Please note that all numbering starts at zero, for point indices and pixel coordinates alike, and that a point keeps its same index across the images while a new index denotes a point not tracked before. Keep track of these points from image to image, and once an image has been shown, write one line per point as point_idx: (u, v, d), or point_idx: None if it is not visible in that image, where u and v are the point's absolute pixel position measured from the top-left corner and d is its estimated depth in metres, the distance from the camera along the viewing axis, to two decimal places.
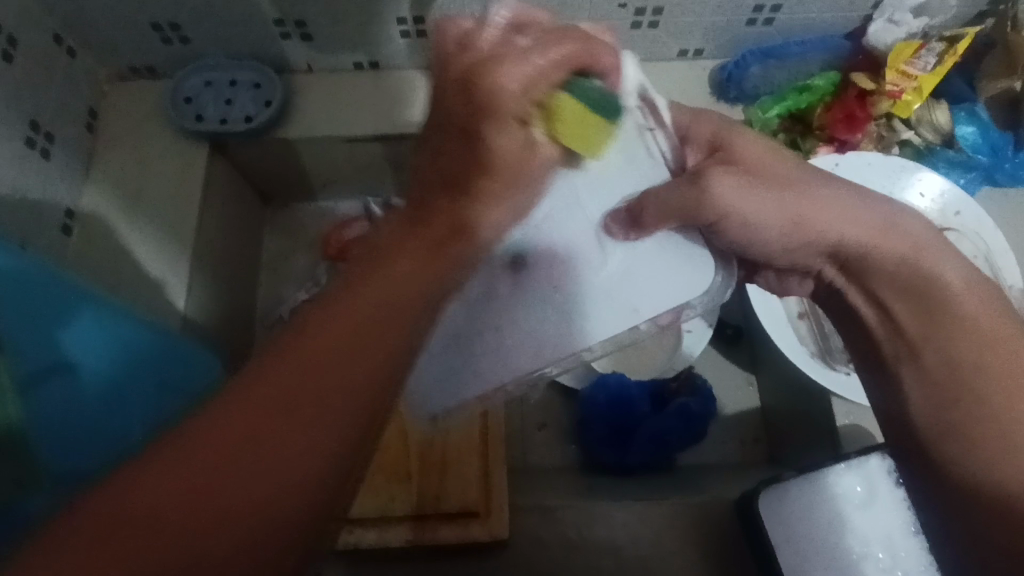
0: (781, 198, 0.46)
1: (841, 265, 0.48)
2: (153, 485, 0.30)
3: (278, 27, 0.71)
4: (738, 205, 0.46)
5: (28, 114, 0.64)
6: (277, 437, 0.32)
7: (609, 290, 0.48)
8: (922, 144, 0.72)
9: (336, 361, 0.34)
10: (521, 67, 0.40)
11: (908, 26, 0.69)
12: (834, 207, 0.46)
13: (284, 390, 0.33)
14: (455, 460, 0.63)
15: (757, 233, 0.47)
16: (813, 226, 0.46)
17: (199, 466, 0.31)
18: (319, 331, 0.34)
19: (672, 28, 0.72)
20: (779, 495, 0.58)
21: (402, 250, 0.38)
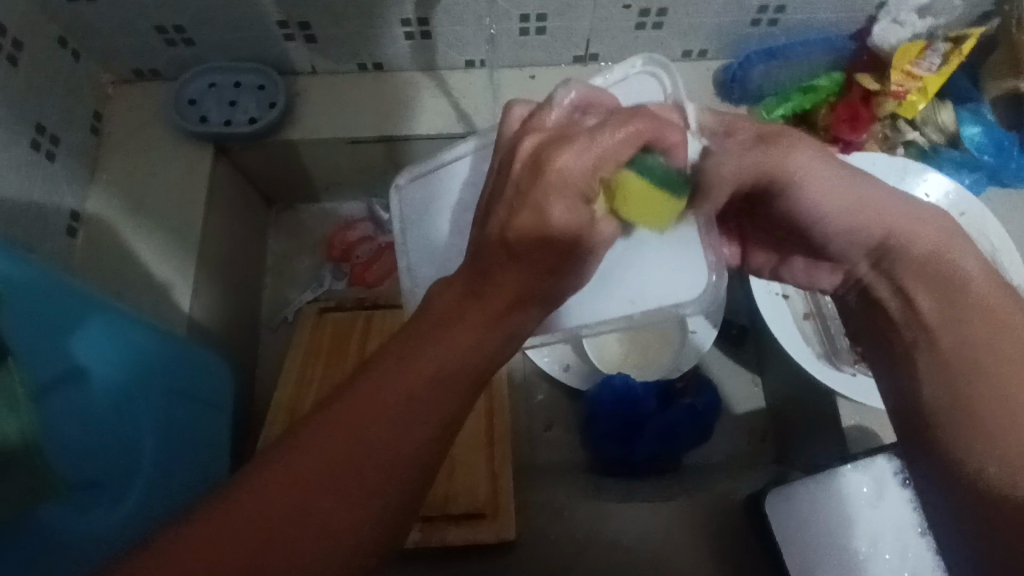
0: (854, 183, 0.45)
1: (876, 260, 0.46)
2: (222, 529, 0.31)
3: (282, 29, 0.71)
4: (811, 184, 0.45)
5: (33, 117, 0.64)
6: (345, 480, 0.32)
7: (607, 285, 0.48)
8: (927, 144, 0.72)
9: (383, 432, 0.33)
10: (584, 150, 0.38)
11: (912, 26, 0.69)
12: (889, 199, 0.45)
13: (351, 435, 0.33)
14: (462, 460, 0.64)
15: (811, 207, 0.46)
16: (872, 210, 0.45)
17: (242, 534, 0.31)
18: (365, 402, 0.33)
19: (676, 29, 0.72)
20: (787, 493, 0.59)
21: (451, 314, 0.36)
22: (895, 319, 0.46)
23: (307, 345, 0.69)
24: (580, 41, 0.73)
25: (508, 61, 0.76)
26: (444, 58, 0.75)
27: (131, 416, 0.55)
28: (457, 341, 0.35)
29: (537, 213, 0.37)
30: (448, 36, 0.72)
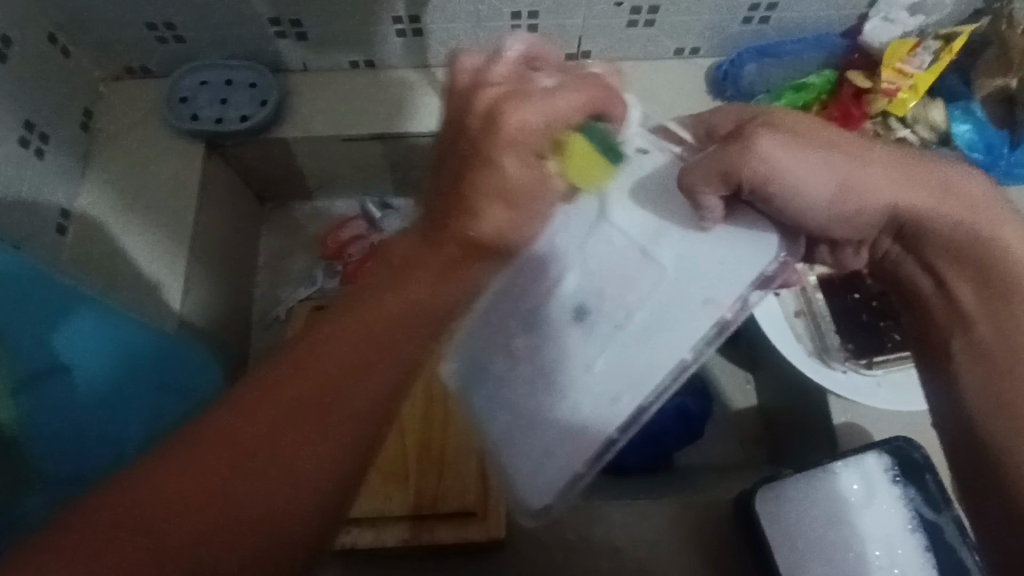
0: (829, 162, 0.42)
1: (898, 233, 0.44)
2: (177, 469, 0.32)
3: (274, 26, 0.71)
4: (786, 171, 0.41)
5: (23, 114, 0.64)
6: (304, 426, 0.34)
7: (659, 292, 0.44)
8: (918, 141, 0.71)
9: (349, 373, 0.36)
10: (538, 107, 0.40)
11: (903, 24, 0.70)
12: (878, 171, 0.42)
13: (308, 385, 0.35)
14: (452, 458, 0.64)
15: (801, 203, 0.42)
16: (859, 193, 0.42)
17: (213, 475, 0.33)
18: (333, 343, 0.37)
19: (668, 26, 0.72)
20: (775, 494, 0.59)
21: (405, 261, 0.40)
22: (930, 301, 0.45)
23: None
24: (573, 39, 0.73)
25: None
26: (436, 56, 0.75)
27: (119, 413, 0.54)
28: (407, 299, 0.39)
29: (496, 174, 0.40)
30: (440, 34, 0.72)
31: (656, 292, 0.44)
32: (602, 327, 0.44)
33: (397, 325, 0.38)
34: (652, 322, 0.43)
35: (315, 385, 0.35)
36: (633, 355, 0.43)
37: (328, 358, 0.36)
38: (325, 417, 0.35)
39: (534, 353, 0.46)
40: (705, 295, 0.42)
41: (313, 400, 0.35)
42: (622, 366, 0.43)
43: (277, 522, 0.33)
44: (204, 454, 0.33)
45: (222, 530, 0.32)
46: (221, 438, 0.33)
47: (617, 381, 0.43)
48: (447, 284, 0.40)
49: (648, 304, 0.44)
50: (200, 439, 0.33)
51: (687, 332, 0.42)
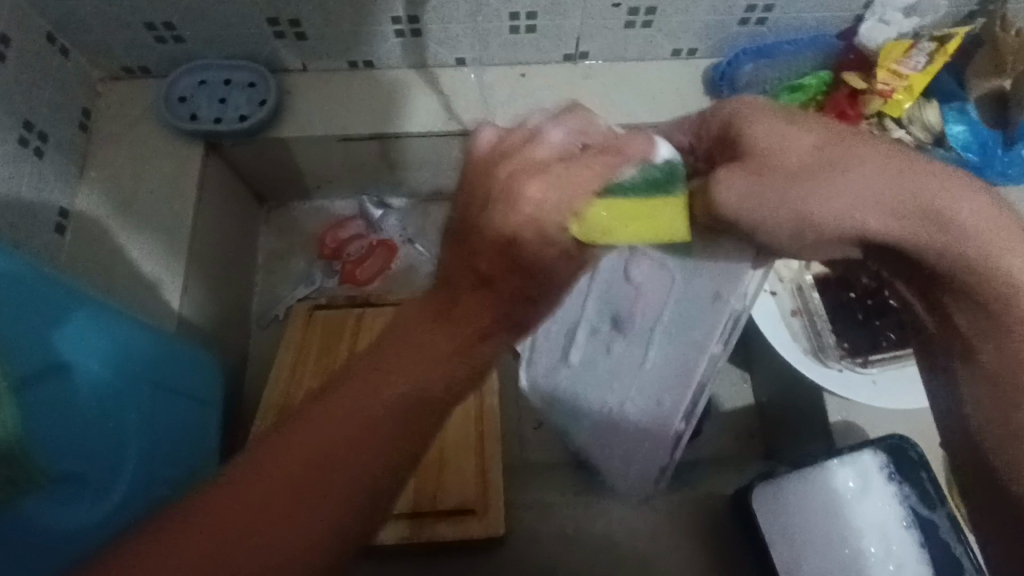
0: (791, 199, 0.39)
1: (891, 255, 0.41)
2: (171, 546, 0.34)
3: (272, 27, 0.71)
4: (744, 209, 0.39)
5: (22, 114, 0.64)
6: (302, 505, 0.36)
7: (666, 294, 0.56)
8: (913, 142, 0.72)
9: (358, 445, 0.37)
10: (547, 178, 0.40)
11: (898, 26, 0.70)
12: (856, 193, 0.38)
13: (309, 463, 0.37)
14: (454, 456, 0.64)
15: (767, 236, 0.41)
16: (827, 226, 0.39)
17: (213, 520, 0.35)
18: (347, 413, 0.38)
19: (665, 27, 0.72)
20: (774, 489, 0.59)
21: (423, 328, 0.40)
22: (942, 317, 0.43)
23: (296, 344, 0.69)
24: (570, 40, 0.74)
25: (500, 60, 0.76)
26: (434, 56, 0.75)
27: (118, 414, 0.54)
28: (405, 369, 0.39)
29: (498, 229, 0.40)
30: (438, 34, 0.72)
31: (667, 306, 0.57)
32: (633, 336, 0.61)
33: (399, 397, 0.38)
34: (674, 326, 0.57)
35: (316, 460, 0.37)
36: (668, 358, 0.58)
37: (323, 436, 0.37)
38: (319, 501, 0.36)
39: (593, 359, 0.65)
40: (714, 293, 0.51)
41: (318, 466, 0.36)
42: (653, 368, 0.60)
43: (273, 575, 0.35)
44: (212, 529, 0.35)
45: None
46: (227, 514, 0.35)
47: (645, 383, 0.61)
48: (463, 357, 0.40)
49: (664, 316, 0.58)
50: (195, 513, 0.35)
51: (704, 336, 0.54)
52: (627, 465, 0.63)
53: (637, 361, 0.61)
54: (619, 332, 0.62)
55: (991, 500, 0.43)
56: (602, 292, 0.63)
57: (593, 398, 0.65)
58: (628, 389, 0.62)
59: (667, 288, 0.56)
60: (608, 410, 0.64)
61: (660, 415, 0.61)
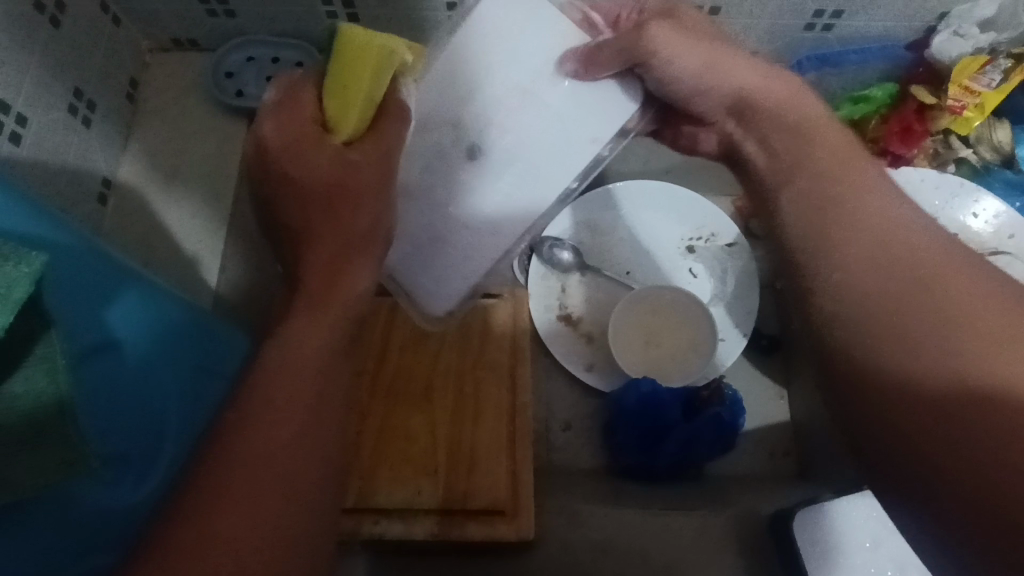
0: (701, 50, 0.53)
1: (740, 116, 0.55)
2: (181, 521, 0.36)
3: (325, 6, 0.70)
4: (663, 49, 0.53)
5: (73, 81, 0.63)
6: (279, 446, 0.40)
7: (540, 118, 0.57)
8: (979, 162, 0.71)
9: (304, 380, 0.42)
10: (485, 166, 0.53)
11: (975, 40, 0.66)
12: (742, 66, 0.53)
13: (270, 408, 0.41)
14: (484, 455, 0.62)
15: (672, 71, 0.53)
16: (720, 75, 0.53)
17: (213, 489, 0.37)
18: (285, 361, 0.43)
19: (727, 29, 0.70)
20: (815, 516, 0.59)
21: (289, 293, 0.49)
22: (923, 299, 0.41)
23: None
24: None
25: None
26: None
27: (158, 390, 0.53)
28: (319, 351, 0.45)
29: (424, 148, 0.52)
30: None
31: (547, 137, 0.57)
32: (489, 164, 0.58)
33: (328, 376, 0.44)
34: (547, 159, 0.57)
35: (282, 435, 0.40)
36: (534, 181, 0.57)
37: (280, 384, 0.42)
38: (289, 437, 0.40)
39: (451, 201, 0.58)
40: (592, 137, 0.57)
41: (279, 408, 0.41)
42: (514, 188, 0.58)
43: (276, 522, 0.38)
44: (210, 522, 0.36)
45: (230, 539, 0.36)
46: (214, 491, 0.37)
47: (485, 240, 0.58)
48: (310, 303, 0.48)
49: (540, 143, 0.57)
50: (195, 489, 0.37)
51: (583, 146, 0.57)
52: (440, 284, 0.59)
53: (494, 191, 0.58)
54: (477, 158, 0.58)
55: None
56: (477, 113, 0.58)
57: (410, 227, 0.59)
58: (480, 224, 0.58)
59: (545, 108, 0.57)
60: (440, 238, 0.59)
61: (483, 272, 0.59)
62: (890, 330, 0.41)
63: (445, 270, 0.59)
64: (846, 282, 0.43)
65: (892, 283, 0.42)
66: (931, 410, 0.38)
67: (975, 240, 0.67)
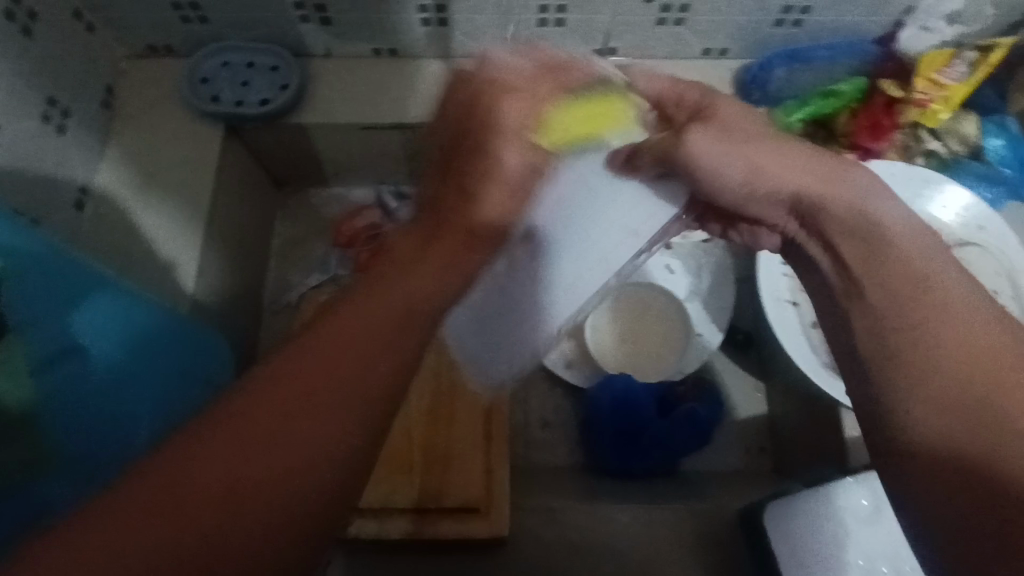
0: (740, 154, 0.49)
1: (802, 217, 0.49)
2: (193, 470, 0.32)
3: (298, 10, 0.70)
4: (702, 159, 0.49)
5: (46, 90, 0.64)
6: (313, 418, 0.35)
7: (582, 218, 0.49)
8: (948, 155, 0.72)
9: (366, 352, 0.37)
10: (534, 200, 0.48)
11: (940, 32, 0.68)
12: (787, 163, 0.49)
13: (321, 368, 0.36)
14: (459, 453, 0.64)
15: (708, 177, 0.49)
16: (764, 178, 0.49)
17: (233, 445, 0.33)
18: (352, 321, 0.37)
19: (697, 26, 0.70)
20: (783, 511, 0.58)
21: (414, 244, 0.43)
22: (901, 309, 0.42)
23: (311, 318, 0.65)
24: (599, 35, 0.72)
25: None
26: (460, 47, 0.74)
27: (133, 398, 0.54)
28: (389, 331, 0.38)
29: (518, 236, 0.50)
30: (465, 24, 0.71)
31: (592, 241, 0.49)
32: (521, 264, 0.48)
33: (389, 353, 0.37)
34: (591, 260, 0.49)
35: (320, 410, 0.35)
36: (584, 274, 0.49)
37: (345, 343, 0.36)
38: (326, 411, 0.35)
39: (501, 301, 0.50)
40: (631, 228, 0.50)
41: (329, 377, 0.35)
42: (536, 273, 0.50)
43: (286, 504, 0.33)
44: (198, 464, 0.32)
45: (230, 503, 0.32)
46: (234, 449, 0.33)
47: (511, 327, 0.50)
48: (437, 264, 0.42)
49: (568, 235, 0.49)
50: (215, 435, 0.33)
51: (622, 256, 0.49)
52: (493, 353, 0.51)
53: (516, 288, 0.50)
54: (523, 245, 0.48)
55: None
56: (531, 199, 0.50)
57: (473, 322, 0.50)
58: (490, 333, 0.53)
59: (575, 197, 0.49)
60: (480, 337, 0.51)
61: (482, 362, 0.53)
62: (949, 410, 0.37)
63: (479, 343, 0.51)
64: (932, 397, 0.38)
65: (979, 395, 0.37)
66: (950, 502, 0.35)
67: (944, 232, 0.68)
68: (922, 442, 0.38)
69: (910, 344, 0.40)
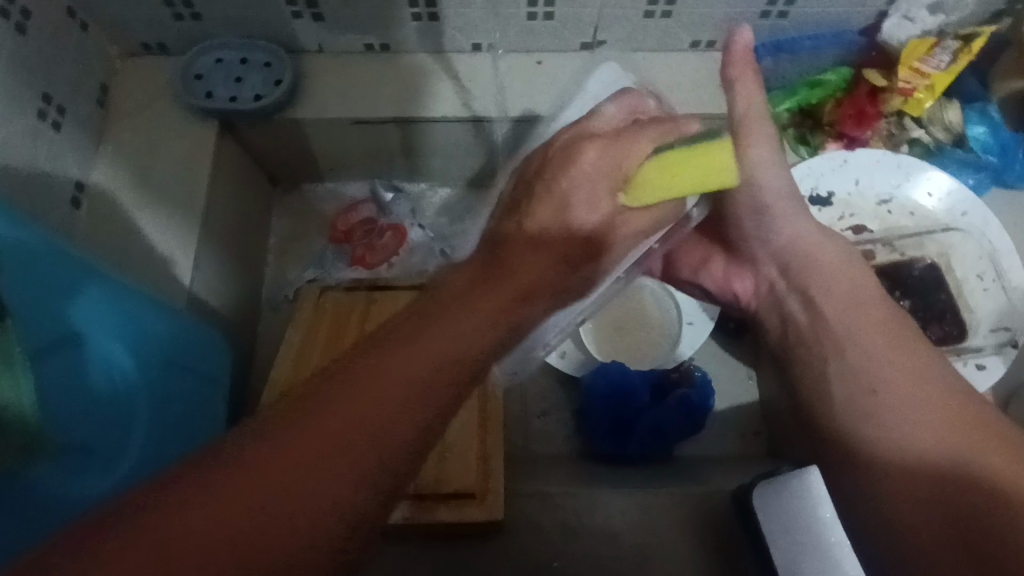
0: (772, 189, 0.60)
1: (784, 269, 0.62)
2: (206, 514, 0.32)
3: (290, 6, 0.71)
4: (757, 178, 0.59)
5: (40, 87, 0.64)
6: (336, 469, 0.35)
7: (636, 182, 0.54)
8: (932, 142, 0.73)
9: (393, 406, 0.38)
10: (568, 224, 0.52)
11: (923, 23, 0.69)
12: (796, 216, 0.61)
13: (344, 419, 0.36)
14: (455, 440, 0.65)
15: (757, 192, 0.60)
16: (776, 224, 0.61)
17: (252, 492, 0.33)
18: (379, 372, 0.38)
19: (684, 18, 0.71)
20: (774, 490, 0.58)
21: (452, 298, 0.45)
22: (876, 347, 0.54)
23: (305, 327, 0.62)
24: (588, 28, 0.73)
25: (516, 47, 0.76)
26: (451, 42, 0.75)
27: (130, 394, 0.55)
28: (416, 388, 0.39)
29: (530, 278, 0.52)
30: (455, 18, 0.72)
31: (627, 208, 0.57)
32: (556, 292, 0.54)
33: (387, 437, 0.37)
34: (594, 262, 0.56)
35: (346, 461, 0.36)
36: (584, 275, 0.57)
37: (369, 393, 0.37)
38: (347, 464, 0.36)
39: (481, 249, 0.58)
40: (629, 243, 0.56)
41: (356, 427, 0.36)
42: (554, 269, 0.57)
43: (300, 554, 0.34)
44: (214, 512, 0.32)
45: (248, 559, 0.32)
46: (255, 496, 0.33)
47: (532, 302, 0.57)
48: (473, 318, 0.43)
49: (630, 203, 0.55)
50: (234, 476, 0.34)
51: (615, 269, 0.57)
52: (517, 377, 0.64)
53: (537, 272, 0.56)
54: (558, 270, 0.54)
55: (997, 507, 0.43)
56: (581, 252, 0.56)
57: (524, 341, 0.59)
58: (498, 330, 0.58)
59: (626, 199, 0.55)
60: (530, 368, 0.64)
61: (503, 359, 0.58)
62: (954, 438, 0.47)
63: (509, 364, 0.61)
64: (900, 416, 0.50)
65: (927, 413, 0.49)
66: (935, 529, 0.45)
67: (928, 218, 0.70)
68: (876, 445, 0.50)
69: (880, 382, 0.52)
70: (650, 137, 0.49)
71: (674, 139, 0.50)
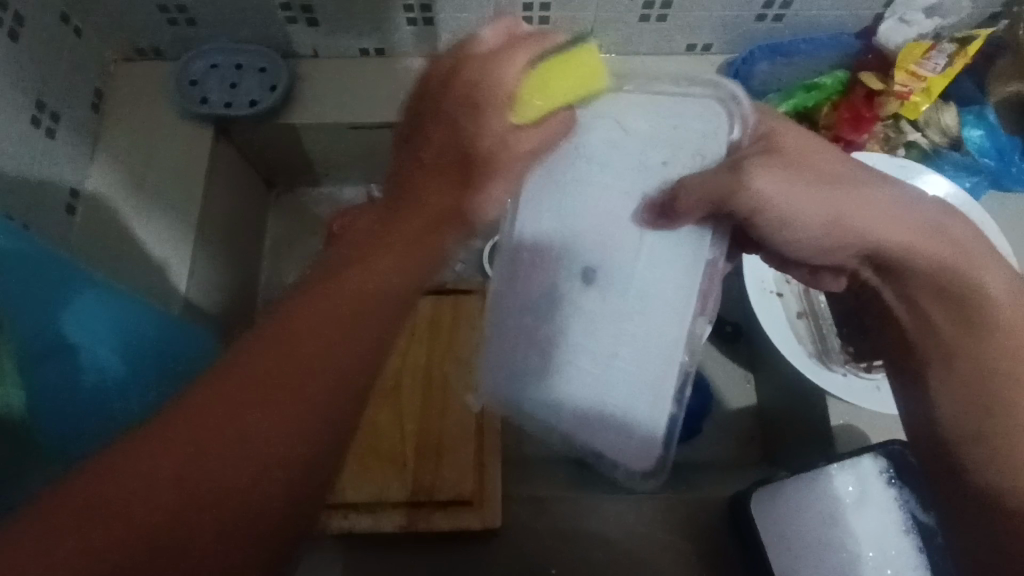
0: (824, 198, 0.49)
1: (879, 267, 0.50)
2: (143, 467, 0.32)
3: (285, 11, 0.71)
4: (777, 204, 0.49)
5: (35, 93, 0.64)
6: (284, 410, 0.35)
7: (655, 263, 0.54)
8: (929, 145, 0.73)
9: (341, 341, 0.38)
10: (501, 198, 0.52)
11: (920, 26, 0.69)
12: (872, 202, 0.49)
13: (287, 364, 0.36)
14: (453, 449, 0.63)
15: (792, 228, 0.50)
16: (851, 223, 0.49)
17: (194, 446, 0.33)
18: (318, 312, 0.38)
19: (681, 21, 0.71)
20: (770, 494, 0.59)
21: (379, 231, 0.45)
22: (941, 327, 0.47)
23: None
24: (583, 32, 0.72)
25: None
26: (447, 46, 0.75)
27: (124, 402, 0.54)
28: (356, 323, 0.39)
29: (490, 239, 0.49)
30: (450, 23, 0.72)
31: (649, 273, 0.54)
32: (604, 295, 0.54)
33: (334, 371, 0.37)
34: (623, 329, 0.54)
35: (289, 401, 0.35)
36: (636, 348, 0.53)
37: (311, 331, 0.37)
38: (296, 397, 0.36)
39: (542, 327, 0.55)
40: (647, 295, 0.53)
41: (296, 365, 0.36)
42: (651, 296, 0.54)
43: (253, 500, 0.34)
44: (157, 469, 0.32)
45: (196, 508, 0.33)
46: (193, 446, 0.33)
47: (640, 343, 0.54)
48: (415, 259, 0.44)
49: (651, 278, 0.54)
50: (173, 430, 0.33)
51: (659, 325, 0.53)
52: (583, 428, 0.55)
53: (637, 306, 0.54)
54: (594, 283, 0.54)
55: (1001, 514, 0.44)
56: (598, 308, 0.54)
57: (556, 355, 0.55)
58: (602, 383, 0.54)
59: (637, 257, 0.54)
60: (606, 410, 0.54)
61: (640, 412, 0.54)
62: None
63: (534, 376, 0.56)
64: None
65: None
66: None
67: None
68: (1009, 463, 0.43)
69: (1001, 388, 0.45)
70: (528, 50, 0.48)
71: (546, 49, 0.48)
